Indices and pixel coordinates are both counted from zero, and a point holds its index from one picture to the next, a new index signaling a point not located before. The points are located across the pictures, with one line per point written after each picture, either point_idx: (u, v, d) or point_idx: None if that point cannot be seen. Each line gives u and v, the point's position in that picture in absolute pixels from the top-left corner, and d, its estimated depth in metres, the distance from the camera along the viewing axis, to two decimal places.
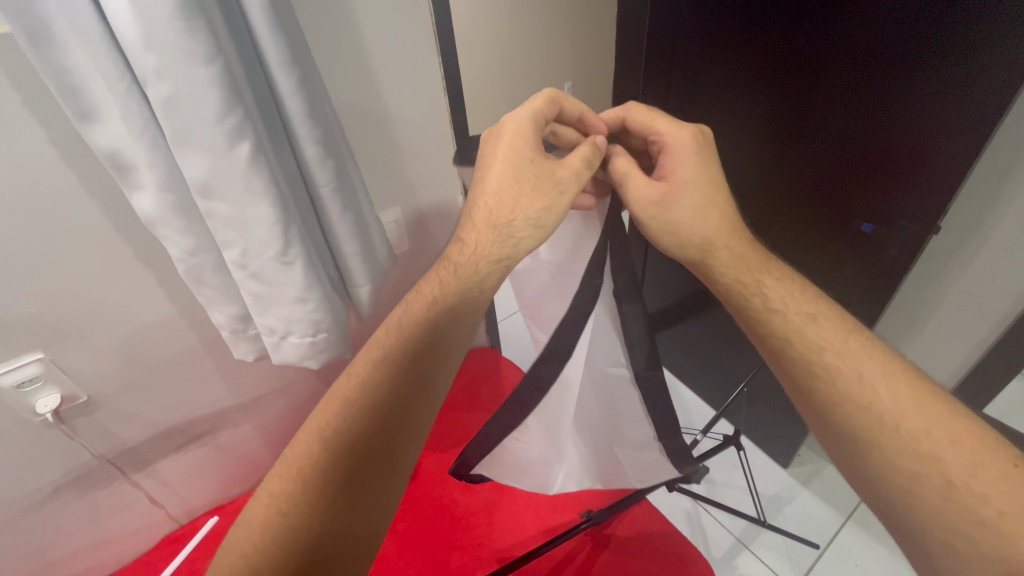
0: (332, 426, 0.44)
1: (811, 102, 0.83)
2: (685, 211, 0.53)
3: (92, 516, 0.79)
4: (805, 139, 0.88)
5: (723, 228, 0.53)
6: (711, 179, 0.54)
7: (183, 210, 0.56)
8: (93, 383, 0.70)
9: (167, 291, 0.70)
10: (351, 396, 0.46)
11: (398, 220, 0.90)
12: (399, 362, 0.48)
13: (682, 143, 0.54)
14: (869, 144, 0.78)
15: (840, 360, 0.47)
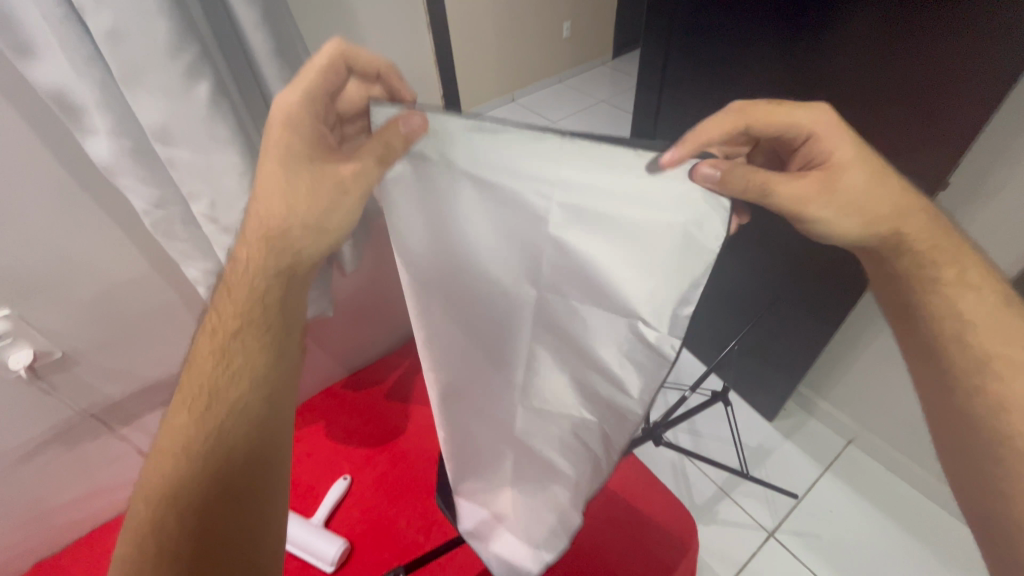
0: (208, 412, 0.47)
1: (809, 46, 0.76)
2: (852, 200, 0.48)
3: (82, 468, 0.79)
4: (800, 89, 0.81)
5: (896, 202, 0.49)
6: (868, 158, 0.49)
7: (143, 158, 0.52)
8: (68, 339, 0.68)
9: (137, 244, 0.67)
10: (230, 341, 0.49)
11: None
12: (240, 330, 0.49)
13: (823, 125, 0.48)
14: (880, 92, 0.71)
15: (985, 342, 0.46)
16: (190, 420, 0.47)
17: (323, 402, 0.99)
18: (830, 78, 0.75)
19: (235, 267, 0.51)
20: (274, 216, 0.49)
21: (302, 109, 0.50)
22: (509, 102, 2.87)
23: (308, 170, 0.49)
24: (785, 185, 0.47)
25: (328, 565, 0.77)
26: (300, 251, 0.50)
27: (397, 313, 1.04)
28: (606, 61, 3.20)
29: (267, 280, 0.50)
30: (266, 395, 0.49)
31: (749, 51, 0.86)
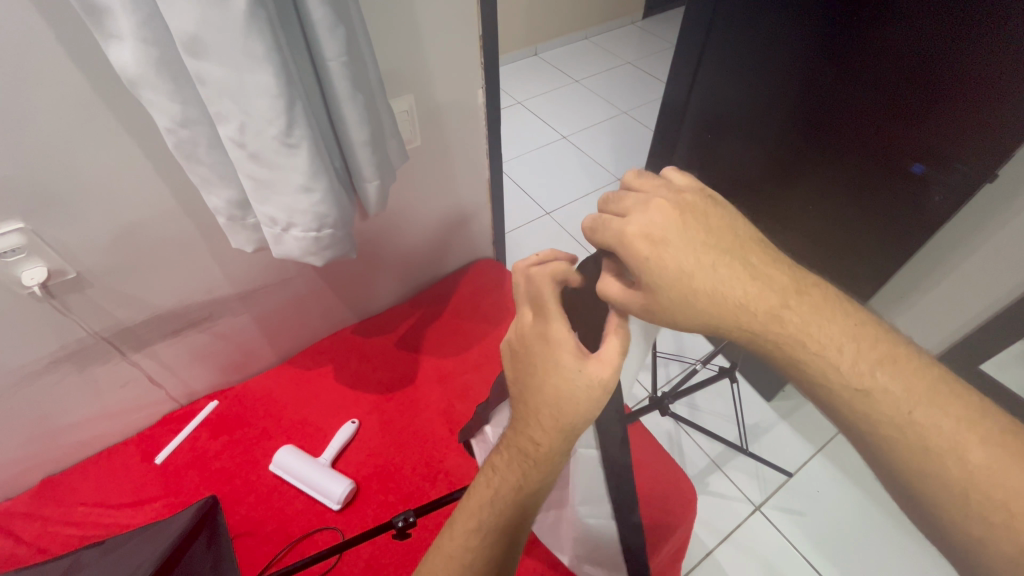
0: (500, 501, 0.47)
1: (864, 26, 0.81)
2: (672, 308, 0.40)
3: (93, 390, 0.79)
4: (851, 64, 0.85)
5: (739, 283, 0.39)
6: (686, 244, 0.39)
7: (171, 72, 0.48)
8: (82, 259, 0.66)
9: (156, 167, 0.64)
10: (531, 459, 0.46)
11: (412, 110, 0.79)
12: (549, 451, 0.45)
13: (624, 231, 0.41)
14: (928, 75, 0.76)
15: (870, 402, 0.37)
16: (520, 506, 0.46)
17: (334, 345, 0.99)
18: (879, 56, 0.81)
19: (546, 367, 0.44)
20: (531, 335, 0.47)
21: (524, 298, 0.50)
22: (531, 56, 2.77)
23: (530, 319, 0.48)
24: (613, 288, 0.44)
25: (334, 503, 0.78)
26: (557, 378, 0.44)
27: (413, 262, 1.03)
28: (637, 21, 3.05)
29: (537, 403, 0.45)
30: (524, 513, 0.47)
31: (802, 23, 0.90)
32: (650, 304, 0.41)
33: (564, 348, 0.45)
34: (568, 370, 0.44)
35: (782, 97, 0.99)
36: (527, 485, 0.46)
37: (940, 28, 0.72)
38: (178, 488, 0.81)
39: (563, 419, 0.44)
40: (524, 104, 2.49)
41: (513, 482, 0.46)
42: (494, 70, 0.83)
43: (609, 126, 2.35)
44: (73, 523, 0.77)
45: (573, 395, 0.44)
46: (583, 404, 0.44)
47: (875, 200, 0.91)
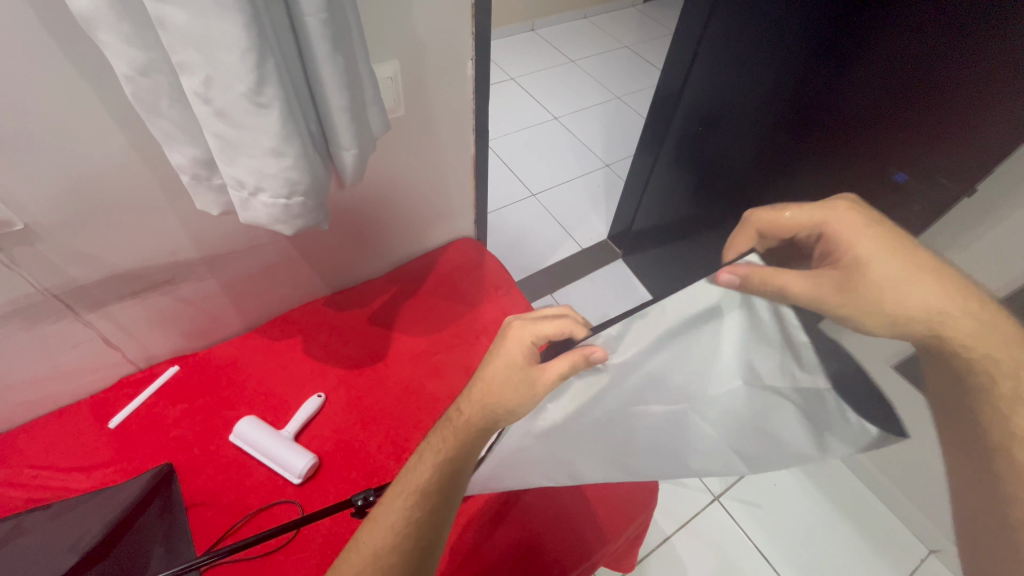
0: (431, 465, 0.52)
1: (862, 36, 0.81)
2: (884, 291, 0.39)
3: (43, 349, 0.75)
4: (846, 72, 0.85)
5: (921, 291, 0.39)
6: (881, 235, 0.42)
7: (131, 13, 0.44)
8: (32, 211, 0.62)
9: (116, 117, 0.59)
10: (460, 436, 0.52)
11: (396, 77, 0.75)
12: (473, 429, 0.51)
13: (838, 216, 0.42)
14: (919, 79, 0.75)
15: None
16: (449, 477, 0.50)
17: (303, 316, 0.96)
18: (872, 65, 0.81)
19: (494, 363, 0.54)
20: (502, 346, 0.56)
21: (526, 335, 0.55)
22: (528, 31, 2.71)
23: (517, 350, 0.54)
24: (799, 286, 0.38)
25: (295, 477, 0.77)
26: (495, 370, 0.53)
27: (392, 236, 1.00)
28: (638, 4, 2.99)
29: (481, 393, 0.52)
30: (442, 490, 0.50)
31: (798, 22, 0.90)
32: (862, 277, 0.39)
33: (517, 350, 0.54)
34: (513, 364, 0.53)
35: (776, 96, 0.99)
36: (451, 457, 0.51)
37: (935, 46, 0.72)
38: (132, 454, 0.79)
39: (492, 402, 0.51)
40: (517, 80, 2.43)
41: (442, 453, 0.52)
42: (485, 42, 0.79)
43: (601, 110, 2.32)
44: (17, 485, 0.74)
45: (508, 381, 0.51)
46: (512, 390, 0.50)
47: None
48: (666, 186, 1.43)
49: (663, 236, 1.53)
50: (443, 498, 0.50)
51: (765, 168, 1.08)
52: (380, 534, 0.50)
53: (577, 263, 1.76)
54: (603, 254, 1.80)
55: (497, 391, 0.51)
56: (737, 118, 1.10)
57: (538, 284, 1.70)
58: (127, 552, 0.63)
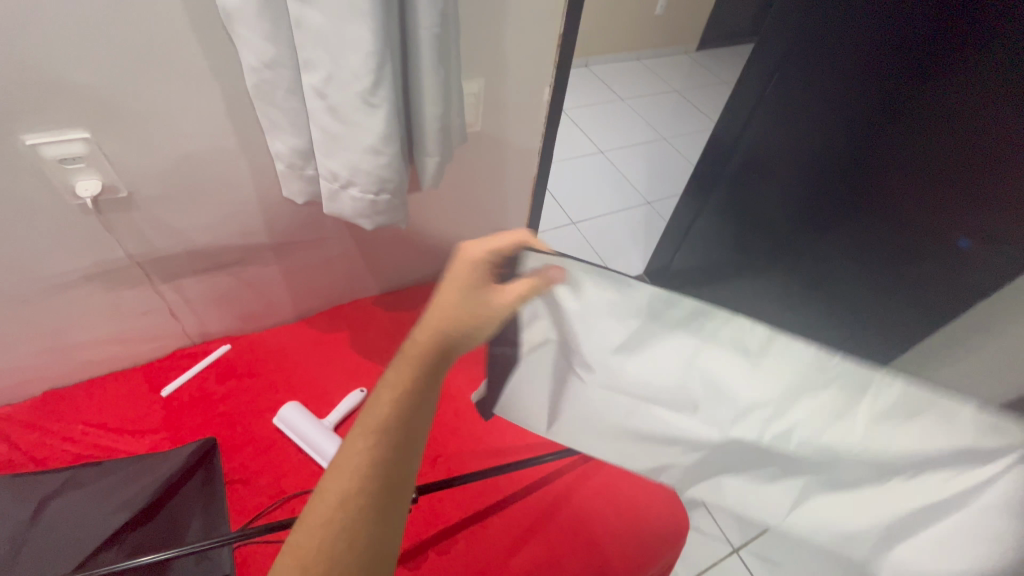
0: (383, 408, 0.42)
1: (926, 110, 0.83)
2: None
3: (115, 312, 0.79)
4: (906, 143, 0.88)
5: None
6: None
7: (272, 10, 0.49)
8: (135, 181, 0.66)
9: (227, 102, 0.64)
10: (428, 342, 0.45)
11: (479, 94, 0.79)
12: (446, 342, 0.45)
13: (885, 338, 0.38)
14: (985, 158, 0.79)
15: None
16: (413, 407, 0.43)
17: (353, 311, 0.98)
18: (937, 137, 0.83)
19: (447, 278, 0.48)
20: (452, 268, 0.48)
21: (479, 247, 0.48)
22: (582, 67, 2.79)
23: (467, 268, 0.48)
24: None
25: None
26: (453, 288, 0.47)
27: (446, 246, 1.03)
28: (691, 51, 3.07)
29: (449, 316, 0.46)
30: (416, 408, 0.43)
31: (859, 91, 0.91)
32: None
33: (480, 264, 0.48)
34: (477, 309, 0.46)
35: (830, 158, 1.00)
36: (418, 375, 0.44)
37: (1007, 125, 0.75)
38: (177, 424, 0.81)
39: (462, 322, 0.46)
40: (567, 112, 2.50)
41: (409, 373, 0.44)
42: (566, 70, 0.83)
43: (648, 149, 2.36)
44: (69, 440, 0.76)
45: (457, 291, 0.47)
46: (468, 306, 0.46)
47: (908, 269, 0.95)
48: (705, 232, 1.44)
49: (701, 279, 1.54)
50: (422, 421, 0.43)
51: (813, 224, 1.10)
52: (355, 470, 0.39)
53: None
54: None
55: (466, 317, 0.46)
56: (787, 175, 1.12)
57: None
58: (170, 514, 0.68)
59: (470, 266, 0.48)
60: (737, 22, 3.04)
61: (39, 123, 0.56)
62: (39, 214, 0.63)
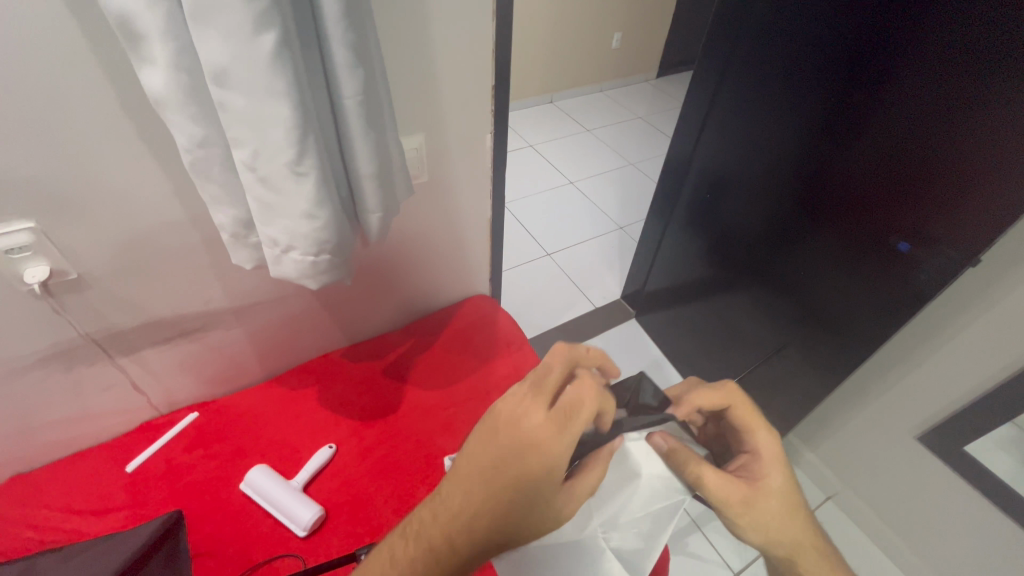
0: (432, 537, 0.51)
1: (854, 118, 0.88)
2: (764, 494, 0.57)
3: (76, 392, 0.79)
4: (842, 150, 0.92)
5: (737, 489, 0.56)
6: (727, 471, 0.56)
7: (195, 96, 0.51)
8: (85, 263, 0.68)
9: (170, 179, 0.66)
10: (463, 503, 0.51)
11: (421, 147, 0.82)
12: (479, 493, 0.50)
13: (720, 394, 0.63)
14: (910, 161, 0.82)
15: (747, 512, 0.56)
16: (458, 540, 0.51)
17: (321, 365, 0.99)
18: (868, 143, 0.87)
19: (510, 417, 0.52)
20: (524, 416, 0.51)
21: (567, 406, 0.52)
22: (547, 103, 2.89)
23: (546, 424, 0.51)
24: (712, 478, 0.56)
25: (301, 529, 0.77)
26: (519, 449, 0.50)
27: (410, 292, 1.05)
28: (651, 79, 3.19)
29: (494, 466, 0.51)
30: (450, 550, 0.51)
31: (801, 98, 0.95)
32: (754, 483, 0.57)
33: (538, 403, 0.52)
34: (555, 461, 0.50)
35: (784, 166, 1.04)
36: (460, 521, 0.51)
37: (924, 128, 0.78)
38: (144, 499, 0.80)
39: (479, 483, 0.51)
40: (536, 147, 2.57)
41: (448, 520, 0.51)
42: (504, 117, 0.87)
43: (617, 175, 2.42)
44: (32, 526, 0.75)
45: (551, 456, 0.50)
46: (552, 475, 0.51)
47: (863, 274, 0.95)
48: (678, 249, 1.47)
49: (675, 298, 1.56)
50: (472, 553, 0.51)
51: (773, 234, 1.12)
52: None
53: (591, 322, 1.78)
54: (617, 313, 1.81)
55: (508, 471, 0.50)
56: (742, 188, 1.16)
57: (553, 341, 1.71)
58: None
59: (548, 428, 0.51)
60: (691, 48, 3.19)
61: None
62: None
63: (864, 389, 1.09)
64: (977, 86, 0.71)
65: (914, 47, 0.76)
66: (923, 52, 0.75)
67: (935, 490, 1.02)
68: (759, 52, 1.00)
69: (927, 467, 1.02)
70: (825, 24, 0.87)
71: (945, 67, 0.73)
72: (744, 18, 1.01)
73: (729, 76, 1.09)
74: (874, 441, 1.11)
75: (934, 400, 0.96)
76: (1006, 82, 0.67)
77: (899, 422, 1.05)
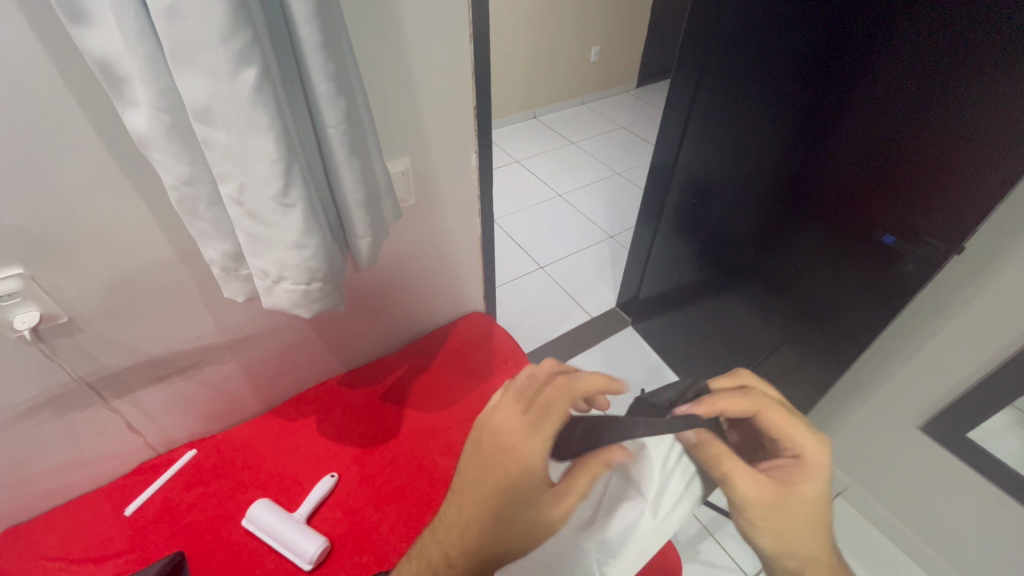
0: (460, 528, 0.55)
1: (828, 117, 0.90)
2: (795, 499, 0.53)
3: (70, 437, 0.78)
4: (819, 149, 0.94)
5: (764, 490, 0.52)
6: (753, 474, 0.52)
7: (180, 135, 0.52)
8: (76, 305, 0.67)
9: (157, 218, 0.67)
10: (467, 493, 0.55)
11: (407, 171, 0.83)
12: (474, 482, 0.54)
13: (750, 398, 0.56)
14: (886, 156, 0.84)
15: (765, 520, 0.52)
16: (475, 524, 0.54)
17: (319, 394, 0.98)
18: (844, 141, 0.90)
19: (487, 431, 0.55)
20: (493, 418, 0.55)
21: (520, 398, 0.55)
22: (530, 119, 2.94)
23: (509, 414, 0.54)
24: (743, 478, 0.52)
25: (306, 563, 0.75)
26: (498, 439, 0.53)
27: (404, 314, 1.05)
28: (631, 89, 3.25)
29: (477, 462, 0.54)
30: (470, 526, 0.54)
31: (776, 100, 0.98)
32: (785, 485, 0.53)
33: (512, 406, 0.55)
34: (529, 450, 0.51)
35: (764, 168, 1.06)
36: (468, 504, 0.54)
37: (897, 123, 0.81)
38: (144, 542, 0.78)
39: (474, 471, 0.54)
40: (522, 162, 2.60)
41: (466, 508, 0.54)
42: (487, 135, 0.89)
43: (603, 185, 2.44)
44: None
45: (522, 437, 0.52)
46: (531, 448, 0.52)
47: (851, 269, 0.96)
48: (669, 255, 1.48)
49: (669, 303, 1.57)
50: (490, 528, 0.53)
51: (760, 234, 1.13)
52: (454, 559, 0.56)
53: (588, 332, 1.78)
54: (613, 322, 1.82)
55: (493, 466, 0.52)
56: (725, 192, 1.18)
57: (551, 354, 1.70)
58: None
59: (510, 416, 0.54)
60: (668, 58, 3.26)
61: None
62: None
63: (864, 382, 1.10)
64: (943, 80, 0.73)
65: (880, 46, 0.79)
66: (892, 50, 0.78)
67: (943, 480, 1.02)
68: (733, 60, 1.03)
69: (932, 456, 1.02)
70: (793, 30, 0.90)
71: (911, 64, 0.76)
72: (716, 27, 1.04)
73: (704, 84, 1.12)
74: (877, 433, 1.11)
75: (933, 388, 0.97)
76: (971, 74, 0.70)
77: (901, 413, 1.05)
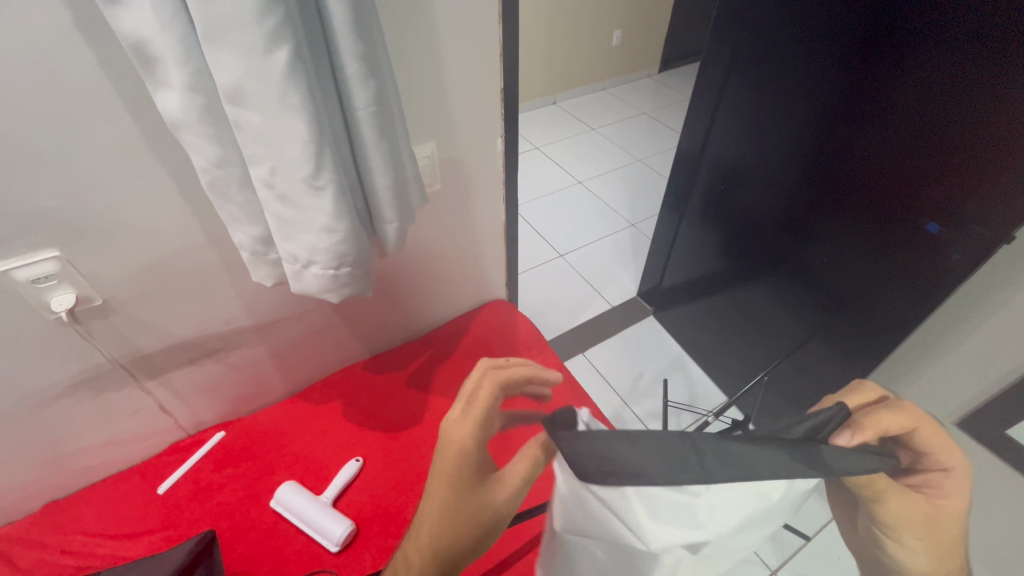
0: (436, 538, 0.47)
1: (871, 97, 0.86)
2: (953, 518, 0.38)
3: (105, 416, 0.80)
4: (861, 130, 0.90)
5: (912, 504, 0.38)
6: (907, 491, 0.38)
7: (212, 117, 0.51)
8: (110, 288, 0.68)
9: (189, 202, 0.67)
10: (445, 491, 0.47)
11: (433, 155, 0.82)
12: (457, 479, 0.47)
13: (909, 410, 0.40)
14: (934, 139, 0.80)
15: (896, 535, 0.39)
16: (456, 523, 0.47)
17: (344, 379, 0.99)
18: (887, 123, 0.85)
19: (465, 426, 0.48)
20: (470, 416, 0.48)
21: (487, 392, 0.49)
22: (551, 105, 2.89)
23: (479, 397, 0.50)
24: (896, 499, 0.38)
25: (333, 545, 0.76)
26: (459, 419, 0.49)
27: (428, 301, 1.05)
28: (653, 74, 3.17)
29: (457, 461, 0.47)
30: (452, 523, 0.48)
31: (815, 81, 0.94)
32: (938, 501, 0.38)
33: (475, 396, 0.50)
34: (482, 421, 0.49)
35: (799, 151, 1.02)
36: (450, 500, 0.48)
37: (947, 104, 0.76)
38: (176, 521, 0.80)
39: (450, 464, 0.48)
40: (542, 148, 2.57)
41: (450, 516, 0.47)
42: (514, 119, 0.87)
43: (625, 173, 2.40)
44: (69, 552, 0.76)
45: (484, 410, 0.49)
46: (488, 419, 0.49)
47: (890, 258, 0.92)
48: (693, 244, 1.45)
49: (692, 292, 1.55)
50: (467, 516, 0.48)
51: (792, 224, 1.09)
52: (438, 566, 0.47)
53: (609, 321, 1.76)
54: (635, 312, 1.79)
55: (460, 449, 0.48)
56: (756, 178, 1.15)
57: (570, 343, 1.70)
58: None
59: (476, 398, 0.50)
60: (692, 41, 3.17)
61: (13, 251, 0.59)
62: (19, 334, 0.65)
63: (899, 375, 1.05)
64: (1002, 58, 0.68)
65: (932, 22, 0.74)
66: (944, 24, 0.73)
67: None
68: (768, 37, 0.98)
69: None
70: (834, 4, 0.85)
71: (966, 41, 0.71)
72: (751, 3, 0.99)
73: (738, 64, 1.07)
74: None
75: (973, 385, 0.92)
76: None
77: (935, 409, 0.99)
